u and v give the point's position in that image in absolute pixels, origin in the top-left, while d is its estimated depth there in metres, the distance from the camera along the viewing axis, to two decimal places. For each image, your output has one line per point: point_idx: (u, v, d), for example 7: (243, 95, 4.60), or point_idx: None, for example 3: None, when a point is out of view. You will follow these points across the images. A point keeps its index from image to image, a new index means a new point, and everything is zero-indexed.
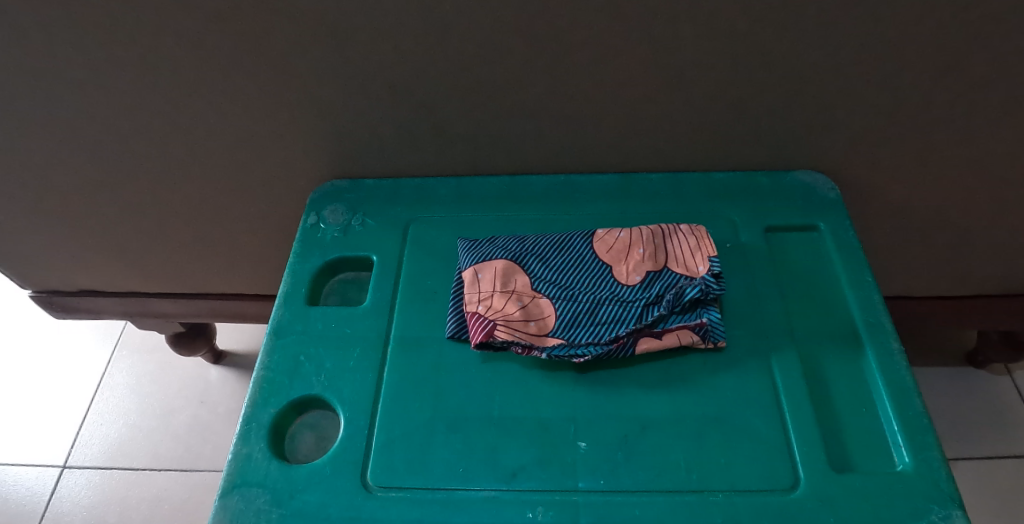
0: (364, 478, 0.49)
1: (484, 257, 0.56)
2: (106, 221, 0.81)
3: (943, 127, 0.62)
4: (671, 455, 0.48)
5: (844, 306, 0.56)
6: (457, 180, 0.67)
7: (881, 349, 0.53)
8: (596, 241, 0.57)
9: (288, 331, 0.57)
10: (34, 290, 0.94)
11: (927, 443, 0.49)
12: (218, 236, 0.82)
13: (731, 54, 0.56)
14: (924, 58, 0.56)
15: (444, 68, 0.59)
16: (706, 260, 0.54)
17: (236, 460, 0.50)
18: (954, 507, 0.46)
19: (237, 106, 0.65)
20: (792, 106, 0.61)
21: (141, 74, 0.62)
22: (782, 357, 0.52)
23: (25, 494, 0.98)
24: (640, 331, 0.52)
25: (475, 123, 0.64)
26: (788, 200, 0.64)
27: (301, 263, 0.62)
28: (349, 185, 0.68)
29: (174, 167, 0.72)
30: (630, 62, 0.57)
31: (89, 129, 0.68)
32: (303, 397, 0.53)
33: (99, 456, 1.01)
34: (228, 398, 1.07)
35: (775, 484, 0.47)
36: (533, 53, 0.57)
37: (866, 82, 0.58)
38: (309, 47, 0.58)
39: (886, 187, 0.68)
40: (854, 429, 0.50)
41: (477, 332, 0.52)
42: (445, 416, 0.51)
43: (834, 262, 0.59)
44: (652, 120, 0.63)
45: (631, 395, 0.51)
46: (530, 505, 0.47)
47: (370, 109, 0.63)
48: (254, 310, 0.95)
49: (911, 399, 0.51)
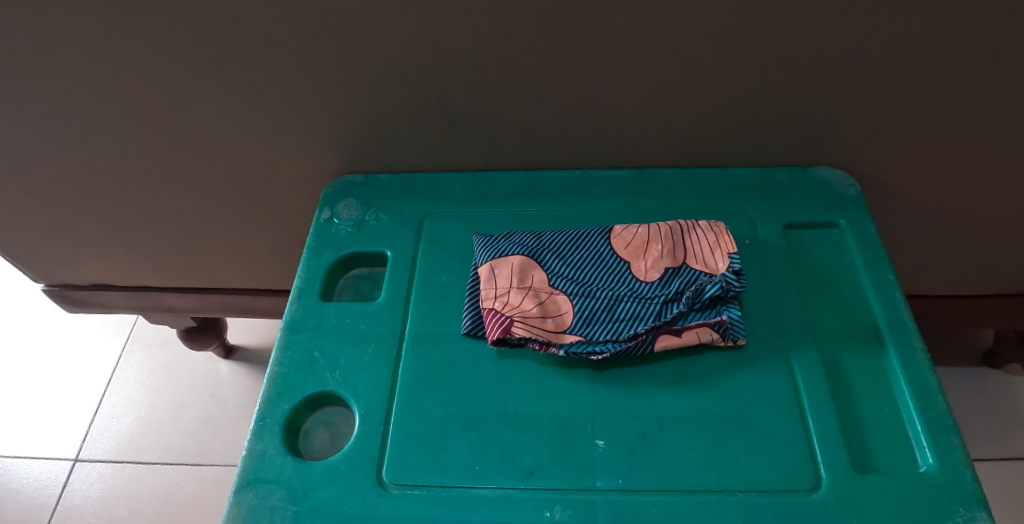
0: (379, 476, 0.48)
1: (501, 253, 0.55)
2: (119, 215, 0.81)
3: (967, 123, 0.61)
4: (690, 454, 0.47)
5: (866, 304, 0.56)
6: (471, 175, 0.67)
7: (903, 348, 0.52)
8: (614, 237, 0.56)
9: (301, 327, 0.57)
10: (47, 284, 0.95)
11: (951, 444, 0.48)
12: (230, 231, 0.82)
13: (750, 48, 0.56)
14: (948, 52, 0.55)
15: (458, 62, 0.58)
16: (726, 257, 0.53)
17: (250, 457, 0.50)
18: (979, 509, 0.45)
19: (248, 100, 0.64)
20: (813, 102, 0.60)
21: (152, 68, 0.62)
22: (802, 356, 0.52)
23: (36, 487, 0.99)
24: (659, 328, 0.51)
25: (491, 118, 0.63)
26: (807, 196, 0.63)
27: (314, 258, 0.61)
28: (363, 180, 0.68)
29: (186, 161, 0.72)
30: (648, 57, 0.57)
31: (100, 123, 0.68)
32: (317, 394, 0.53)
33: (110, 450, 1.02)
34: (239, 393, 1.07)
35: (796, 485, 0.46)
36: (548, 48, 0.56)
37: (888, 78, 0.57)
38: (320, 40, 0.58)
39: (907, 184, 0.67)
40: (876, 430, 0.49)
41: (493, 328, 0.51)
42: (461, 413, 0.50)
43: (855, 259, 0.58)
44: (670, 116, 0.62)
45: (649, 394, 0.50)
46: (547, 504, 0.46)
47: (385, 103, 0.63)
48: (265, 305, 0.95)
49: (934, 398, 0.50)
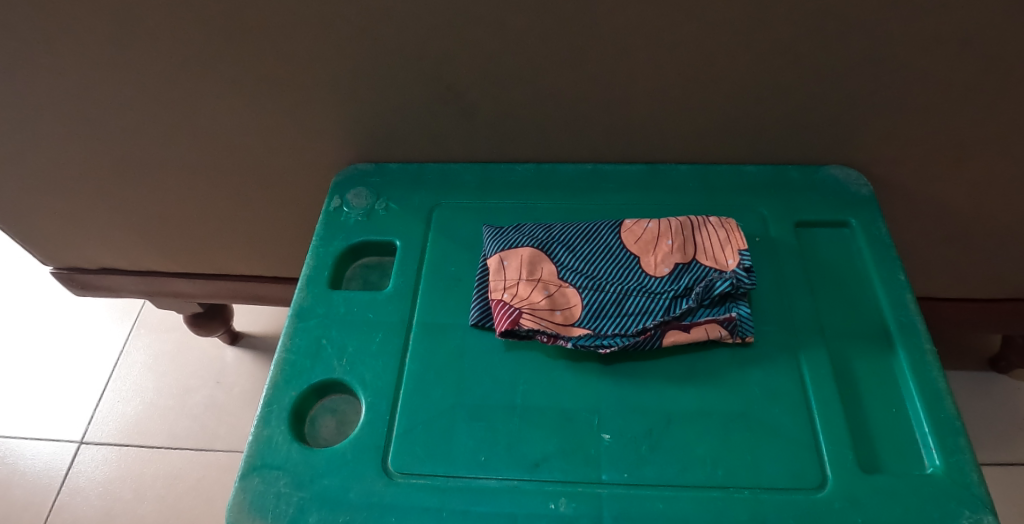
0: (385, 465, 0.48)
1: (510, 244, 0.55)
2: (128, 200, 0.81)
3: (982, 125, 0.60)
4: (697, 450, 0.47)
5: (876, 305, 0.55)
6: (482, 166, 0.67)
7: (913, 349, 0.52)
8: (624, 231, 0.56)
9: (310, 315, 0.57)
10: (56, 267, 0.95)
11: (959, 447, 0.48)
12: (238, 217, 0.82)
13: (765, 46, 0.55)
14: (966, 54, 0.54)
15: (471, 55, 0.58)
16: (736, 254, 0.53)
17: (257, 442, 0.50)
18: (986, 512, 0.45)
19: (259, 88, 0.64)
20: (826, 101, 0.59)
21: (165, 56, 0.62)
22: (811, 354, 0.51)
23: (41, 468, 0.99)
24: (668, 323, 0.51)
25: (503, 110, 0.63)
26: (819, 195, 0.62)
27: (324, 246, 0.61)
28: (373, 169, 0.68)
29: (197, 148, 0.72)
30: (663, 52, 0.56)
31: (109, 106, 0.68)
32: (324, 381, 0.53)
33: (116, 433, 1.02)
34: (244, 379, 1.07)
35: (801, 483, 0.46)
36: (561, 41, 0.56)
37: (904, 77, 0.57)
38: (330, 27, 0.57)
39: (920, 185, 0.67)
40: (884, 431, 0.49)
41: (502, 319, 0.51)
42: (468, 404, 0.50)
43: (866, 259, 0.58)
44: (683, 111, 0.61)
45: (657, 389, 0.50)
46: (553, 497, 0.46)
47: (397, 93, 0.62)
48: (272, 292, 0.95)
49: (942, 400, 0.50)
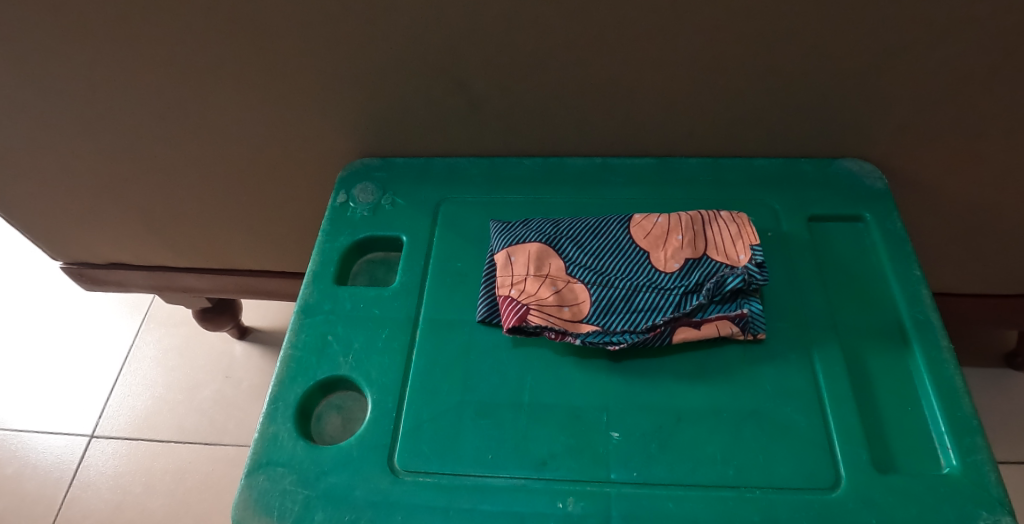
0: (392, 462, 0.48)
1: (518, 240, 0.55)
2: (136, 196, 0.81)
3: (999, 119, 0.59)
4: (708, 448, 0.47)
5: (891, 301, 0.54)
6: (489, 160, 0.66)
7: (928, 345, 0.51)
8: (633, 226, 0.55)
9: (316, 311, 0.56)
10: (67, 263, 0.95)
11: (976, 446, 0.46)
12: (244, 212, 0.81)
13: (778, 39, 0.54)
14: (985, 46, 0.53)
15: (478, 49, 0.57)
16: (747, 249, 0.52)
17: (263, 439, 0.50)
18: (1003, 512, 0.44)
19: (266, 85, 0.64)
20: (840, 95, 0.58)
21: (172, 53, 0.62)
22: (825, 352, 0.50)
23: (53, 461, 1.00)
24: (678, 320, 0.50)
25: (511, 105, 0.62)
26: (832, 189, 0.61)
27: (330, 242, 0.61)
28: (380, 164, 0.67)
29: (203, 143, 0.71)
30: (673, 45, 0.55)
31: (115, 101, 0.68)
32: (330, 378, 0.53)
33: (126, 426, 1.03)
34: (252, 374, 1.08)
35: (814, 483, 0.45)
36: (569, 34, 0.55)
37: (920, 70, 0.55)
38: (336, 23, 0.57)
39: (935, 179, 0.65)
40: (899, 429, 0.48)
41: (510, 315, 0.51)
42: (475, 401, 0.50)
43: (881, 254, 0.57)
44: (693, 104, 0.60)
45: (667, 387, 0.49)
46: (560, 495, 0.46)
47: (404, 89, 0.62)
48: (280, 287, 0.95)
49: (959, 398, 0.48)
